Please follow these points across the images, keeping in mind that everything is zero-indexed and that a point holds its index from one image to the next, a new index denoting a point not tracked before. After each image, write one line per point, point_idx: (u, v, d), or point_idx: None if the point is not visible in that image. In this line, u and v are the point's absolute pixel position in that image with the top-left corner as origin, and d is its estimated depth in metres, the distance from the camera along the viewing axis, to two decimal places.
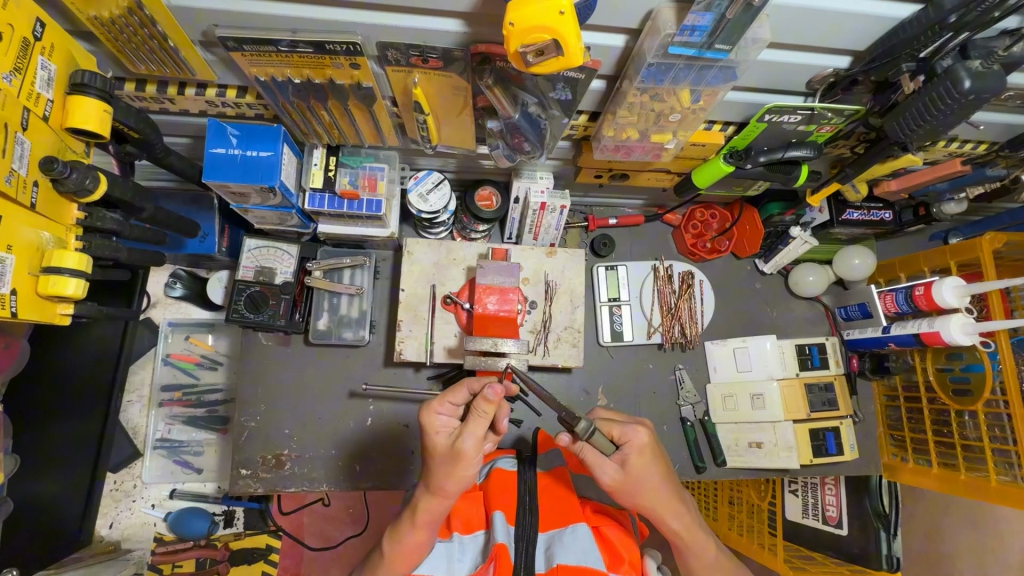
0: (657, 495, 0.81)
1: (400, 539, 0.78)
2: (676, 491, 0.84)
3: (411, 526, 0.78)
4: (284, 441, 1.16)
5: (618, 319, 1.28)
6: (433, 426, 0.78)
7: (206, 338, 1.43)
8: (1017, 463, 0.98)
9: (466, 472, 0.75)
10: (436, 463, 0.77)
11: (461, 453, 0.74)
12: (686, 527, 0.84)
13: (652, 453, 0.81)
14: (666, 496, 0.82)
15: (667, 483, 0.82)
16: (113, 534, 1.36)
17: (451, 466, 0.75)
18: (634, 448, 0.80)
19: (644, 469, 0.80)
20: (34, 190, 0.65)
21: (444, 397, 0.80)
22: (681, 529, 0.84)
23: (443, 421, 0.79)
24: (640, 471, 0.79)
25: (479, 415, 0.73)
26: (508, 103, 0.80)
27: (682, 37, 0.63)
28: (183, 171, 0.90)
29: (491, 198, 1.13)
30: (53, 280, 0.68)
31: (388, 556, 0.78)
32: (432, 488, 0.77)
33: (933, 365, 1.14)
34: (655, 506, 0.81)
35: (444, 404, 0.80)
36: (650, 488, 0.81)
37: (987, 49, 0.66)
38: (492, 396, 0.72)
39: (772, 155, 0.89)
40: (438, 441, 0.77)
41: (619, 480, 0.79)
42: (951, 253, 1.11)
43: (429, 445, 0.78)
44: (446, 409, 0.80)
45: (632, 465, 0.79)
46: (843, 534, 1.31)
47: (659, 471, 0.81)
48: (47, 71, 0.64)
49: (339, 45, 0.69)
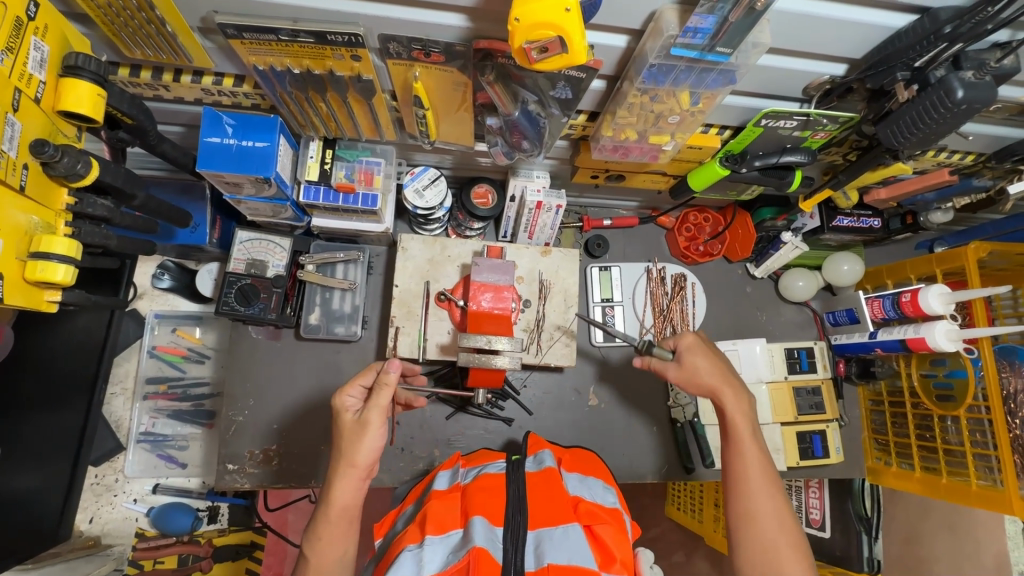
0: (718, 381, 0.87)
1: (317, 537, 0.77)
2: (736, 382, 0.87)
3: (326, 520, 0.77)
4: (273, 436, 1.15)
5: (611, 319, 1.29)
6: (343, 406, 0.81)
7: (194, 331, 1.41)
8: (996, 467, 1.01)
9: (371, 444, 0.77)
10: (342, 443, 0.78)
11: (366, 424, 0.77)
12: (744, 418, 0.84)
13: (710, 351, 0.90)
14: (722, 382, 0.87)
15: (726, 372, 0.88)
16: (93, 528, 1.33)
17: (357, 438, 0.77)
18: (689, 347, 0.90)
19: (701, 362, 0.88)
20: (23, 173, 0.63)
21: (358, 380, 0.82)
22: (736, 415, 0.84)
23: (352, 402, 0.82)
24: (697, 363, 0.88)
25: (382, 388, 0.77)
26: (508, 100, 0.80)
27: (685, 39, 0.64)
28: (176, 159, 0.89)
29: (487, 195, 1.14)
30: (41, 266, 0.66)
31: (312, 559, 0.77)
32: (340, 469, 0.77)
33: (917, 370, 1.16)
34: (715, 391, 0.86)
35: (356, 387, 0.82)
36: (709, 378, 0.87)
37: (980, 61, 0.67)
38: (392, 371, 0.76)
39: (767, 159, 0.90)
40: (345, 418, 0.80)
41: (679, 375, 0.90)
42: (937, 262, 1.14)
43: (338, 425, 0.80)
44: (357, 393, 0.82)
45: (689, 358, 0.89)
46: (826, 535, 1.36)
47: (718, 364, 0.88)
48: (40, 52, 0.63)
49: (341, 36, 0.68)
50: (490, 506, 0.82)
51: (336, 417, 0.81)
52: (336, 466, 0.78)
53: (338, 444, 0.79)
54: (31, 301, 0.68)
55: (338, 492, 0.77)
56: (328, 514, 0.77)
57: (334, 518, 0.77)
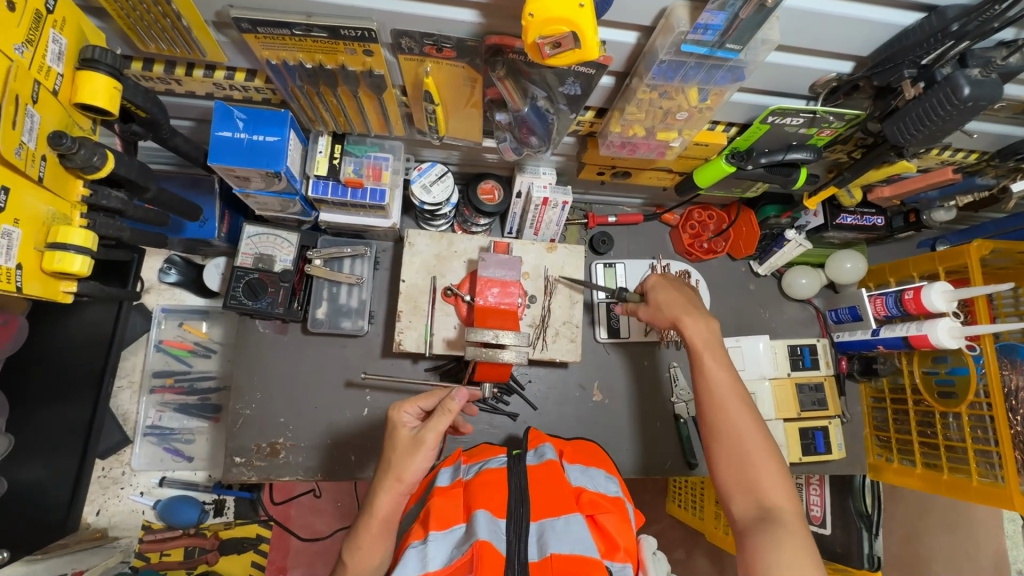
0: (681, 311, 0.94)
1: (358, 544, 0.81)
2: (698, 310, 0.94)
3: (368, 529, 0.81)
4: (280, 430, 1.16)
5: (616, 316, 1.28)
6: (400, 421, 0.85)
7: (200, 325, 1.42)
8: (997, 464, 1.03)
9: (423, 462, 0.82)
10: (395, 456, 0.83)
11: (422, 443, 0.82)
12: (705, 340, 0.90)
13: (674, 287, 0.98)
14: (684, 311, 0.94)
15: (688, 304, 0.95)
16: (100, 520, 1.34)
17: (412, 454, 0.82)
18: (657, 286, 0.99)
19: (665, 297, 0.97)
20: (42, 164, 0.64)
21: (416, 398, 0.87)
22: (698, 339, 0.90)
23: (409, 418, 0.86)
24: (662, 298, 0.97)
25: (445, 412, 0.82)
26: (518, 96, 0.80)
27: (695, 36, 0.65)
28: (187, 152, 0.90)
29: (493, 191, 1.15)
30: (58, 256, 0.66)
31: (350, 564, 0.81)
32: (388, 482, 0.82)
33: (919, 368, 1.17)
34: (677, 321, 0.94)
35: (414, 405, 0.87)
36: (674, 309, 0.95)
37: (985, 59, 0.69)
38: (460, 400, 0.83)
39: (773, 156, 0.91)
40: (402, 433, 0.84)
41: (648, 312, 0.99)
42: (939, 260, 1.15)
43: (393, 439, 0.85)
44: (413, 410, 0.87)
45: (655, 295, 0.98)
46: (827, 532, 1.37)
47: (680, 298, 0.96)
48: (58, 44, 0.64)
49: (354, 30, 0.69)
50: (494, 499, 0.83)
51: (391, 430, 0.86)
52: (385, 478, 0.82)
53: (391, 457, 0.83)
54: (47, 291, 0.69)
55: (383, 503, 0.81)
56: (371, 523, 0.81)
57: (377, 527, 0.81)
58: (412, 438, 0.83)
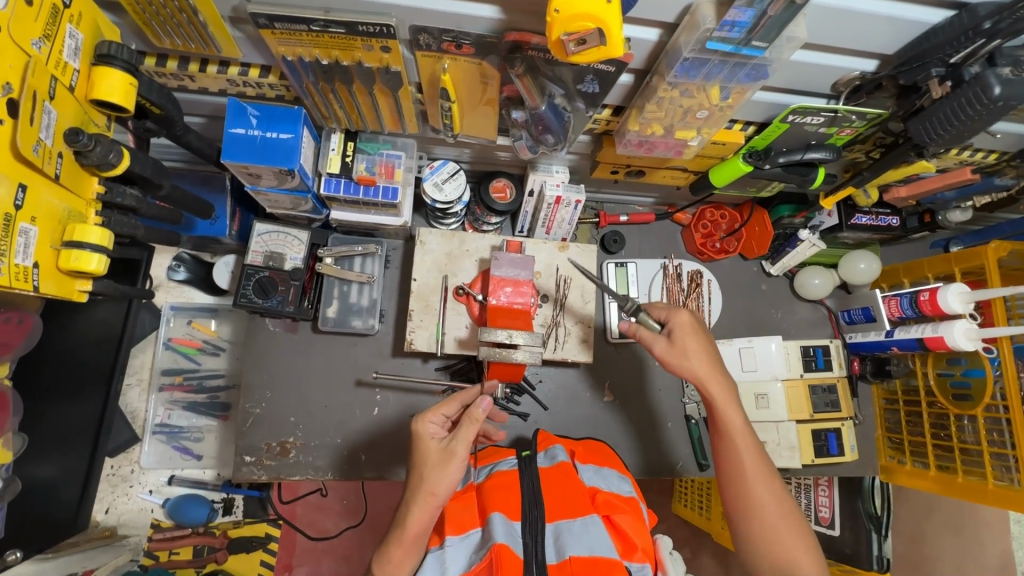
0: (705, 364, 0.89)
1: (387, 557, 0.80)
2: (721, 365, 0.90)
3: (400, 543, 0.79)
4: (290, 429, 1.15)
5: (626, 316, 1.28)
6: (425, 432, 0.84)
7: (209, 324, 1.41)
8: (1014, 467, 1.01)
9: (455, 474, 0.80)
10: (425, 470, 0.81)
11: (453, 455, 0.81)
12: (727, 401, 0.88)
13: (697, 330, 0.90)
14: (707, 365, 0.89)
15: (712, 356, 0.90)
16: (109, 519, 1.33)
17: (443, 467, 0.80)
18: (679, 326, 0.90)
19: (690, 342, 0.89)
20: (58, 161, 0.63)
21: (439, 408, 0.86)
22: (721, 401, 0.88)
23: (435, 429, 0.85)
24: (686, 343, 0.89)
25: (472, 420, 0.81)
26: (536, 94, 0.79)
27: (721, 33, 0.63)
28: (200, 150, 0.89)
29: (505, 189, 1.14)
30: (75, 255, 0.66)
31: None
32: (420, 498, 0.79)
33: (934, 369, 1.16)
34: (699, 376, 0.88)
35: (438, 414, 0.86)
36: (696, 360, 0.89)
37: (1015, 57, 0.67)
38: (483, 406, 0.81)
39: (791, 155, 0.90)
40: (429, 445, 0.83)
41: (668, 354, 0.89)
42: (956, 261, 1.13)
43: (421, 451, 0.83)
44: (438, 419, 0.86)
45: (677, 337, 0.89)
46: (836, 533, 1.35)
47: (704, 346, 0.89)
48: (74, 39, 0.63)
49: (372, 26, 0.68)
50: (508, 502, 0.82)
51: (418, 442, 0.84)
52: (416, 493, 0.80)
53: (420, 469, 0.82)
54: (62, 290, 0.68)
55: (415, 518, 0.79)
56: (400, 537, 0.80)
57: (407, 542, 0.79)
58: (441, 450, 0.81)
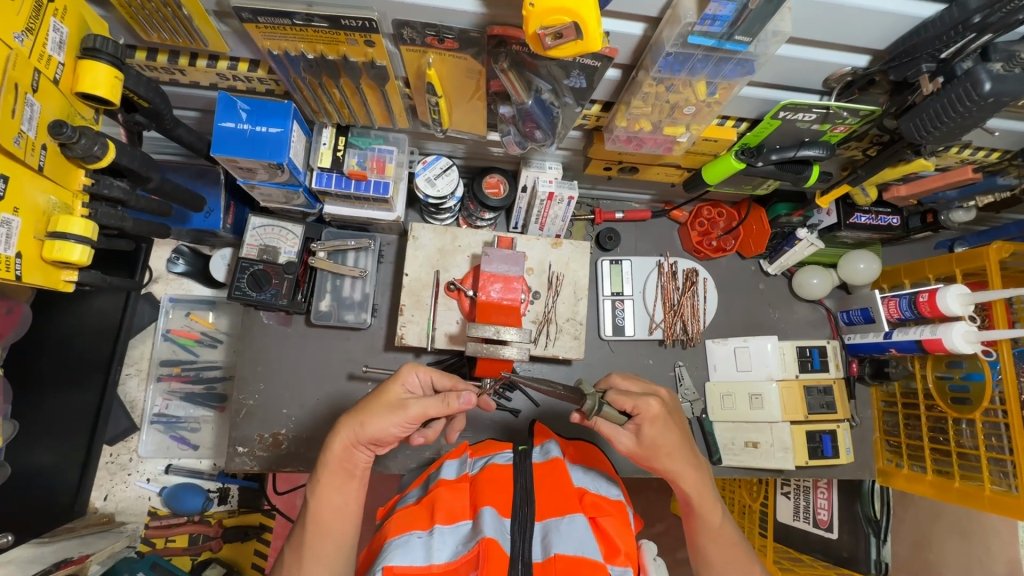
0: (674, 458, 0.82)
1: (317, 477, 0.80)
2: (690, 453, 0.84)
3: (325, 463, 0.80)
4: (282, 421, 1.16)
5: (620, 313, 1.28)
6: (404, 377, 0.84)
7: (206, 316, 1.44)
8: (1012, 473, 0.98)
9: (392, 426, 0.79)
10: (375, 403, 0.81)
11: (404, 410, 0.79)
12: (696, 488, 0.84)
13: (666, 422, 0.81)
14: (682, 465, 0.83)
15: (686, 451, 0.83)
16: (107, 505, 1.37)
17: (387, 410, 0.79)
18: (646, 419, 0.80)
19: (658, 436, 0.81)
20: (42, 153, 0.65)
21: (433, 371, 0.86)
22: (689, 488, 0.83)
23: (413, 383, 0.85)
24: (654, 438, 0.80)
25: (443, 400, 0.79)
26: (522, 88, 0.79)
27: (703, 27, 0.63)
28: (191, 143, 0.90)
29: (499, 185, 1.13)
30: (57, 245, 0.67)
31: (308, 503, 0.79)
32: (353, 421, 0.80)
33: (933, 372, 1.13)
34: (666, 469, 0.83)
35: (427, 374, 0.86)
36: (664, 455, 0.82)
37: (1009, 53, 0.66)
38: (463, 401, 0.78)
39: (784, 153, 0.88)
40: (395, 388, 0.82)
41: (634, 448, 0.82)
42: (958, 261, 1.10)
43: (385, 387, 0.83)
44: (423, 378, 0.86)
45: (644, 432, 0.81)
46: (834, 536, 1.34)
47: (674, 437, 0.82)
48: (59, 33, 0.64)
49: (355, 20, 0.68)
50: (499, 497, 0.82)
51: (391, 379, 0.84)
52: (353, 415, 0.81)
53: (372, 401, 0.81)
54: (48, 280, 0.70)
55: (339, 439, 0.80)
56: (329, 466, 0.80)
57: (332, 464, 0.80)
58: (400, 399, 0.81)
